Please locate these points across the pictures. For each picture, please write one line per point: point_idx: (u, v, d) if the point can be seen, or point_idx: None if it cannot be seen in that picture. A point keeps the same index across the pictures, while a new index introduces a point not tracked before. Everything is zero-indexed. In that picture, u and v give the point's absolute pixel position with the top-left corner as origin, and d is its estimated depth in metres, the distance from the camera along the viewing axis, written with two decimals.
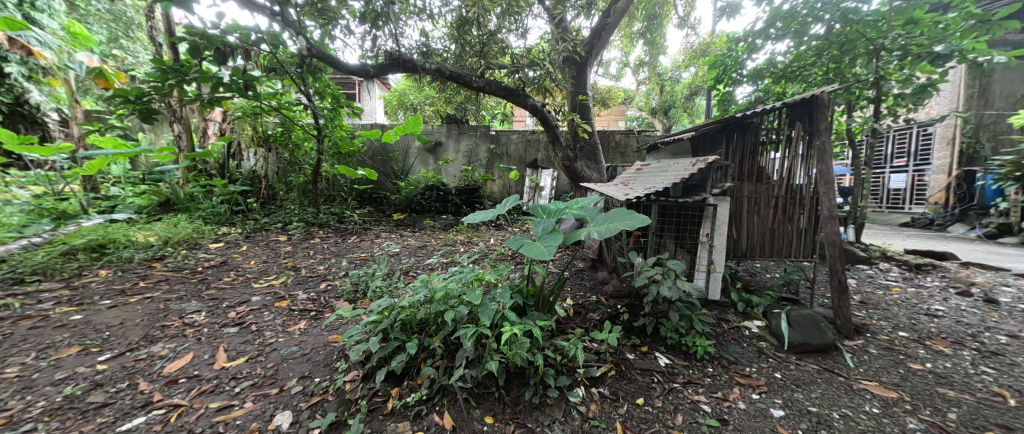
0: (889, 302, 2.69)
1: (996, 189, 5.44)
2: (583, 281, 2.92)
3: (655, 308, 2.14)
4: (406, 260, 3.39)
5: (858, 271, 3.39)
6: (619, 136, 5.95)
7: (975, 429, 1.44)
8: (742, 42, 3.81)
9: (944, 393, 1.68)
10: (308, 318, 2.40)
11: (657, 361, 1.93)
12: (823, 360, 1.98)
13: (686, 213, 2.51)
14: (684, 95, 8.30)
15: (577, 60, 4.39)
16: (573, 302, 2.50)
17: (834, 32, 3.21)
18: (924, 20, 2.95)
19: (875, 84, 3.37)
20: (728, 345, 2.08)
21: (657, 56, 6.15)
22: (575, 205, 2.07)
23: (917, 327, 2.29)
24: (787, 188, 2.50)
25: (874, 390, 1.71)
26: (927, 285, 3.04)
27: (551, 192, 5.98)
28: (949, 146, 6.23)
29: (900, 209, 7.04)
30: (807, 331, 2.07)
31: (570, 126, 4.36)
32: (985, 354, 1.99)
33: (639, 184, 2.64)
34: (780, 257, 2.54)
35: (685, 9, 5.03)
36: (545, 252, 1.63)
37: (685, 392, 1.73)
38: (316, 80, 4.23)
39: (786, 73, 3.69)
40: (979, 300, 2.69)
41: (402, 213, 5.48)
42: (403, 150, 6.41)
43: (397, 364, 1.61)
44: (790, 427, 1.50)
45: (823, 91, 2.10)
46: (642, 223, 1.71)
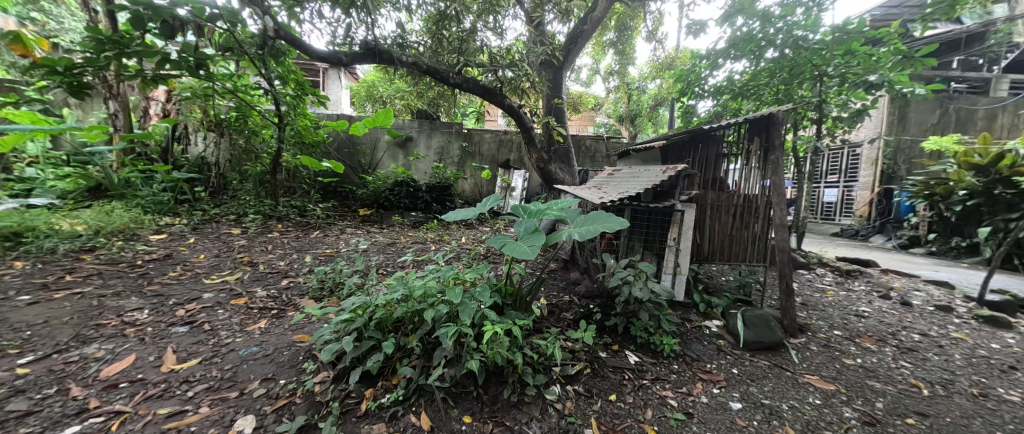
0: (825, 304, 3.00)
1: (909, 205, 6.24)
2: (556, 281, 2.98)
3: (626, 308, 2.23)
4: (376, 258, 3.27)
5: (799, 275, 3.74)
6: (589, 141, 6.11)
7: (898, 417, 1.64)
8: (705, 59, 4.09)
9: (872, 385, 1.89)
10: (269, 317, 2.24)
11: (628, 359, 2.02)
12: (772, 356, 2.16)
13: (656, 218, 2.65)
14: (649, 106, 8.71)
15: (554, 64, 4.47)
16: (547, 301, 2.55)
17: (786, 56, 3.52)
18: (860, 51, 3.27)
19: (818, 106, 3.72)
20: (692, 343, 2.21)
21: (626, 66, 6.38)
22: (555, 206, 2.10)
23: (848, 327, 2.57)
24: (744, 198, 2.71)
25: (816, 383, 1.90)
26: (855, 289, 3.42)
27: (523, 193, 6.01)
28: (873, 166, 6.99)
29: (832, 220, 7.87)
30: (759, 330, 2.25)
31: (545, 128, 4.43)
32: (903, 350, 2.27)
33: (613, 189, 2.74)
34: (737, 261, 2.73)
35: (654, 24, 5.26)
36: (528, 252, 1.66)
37: (654, 388, 1.82)
38: (279, 64, 3.93)
39: (743, 90, 4.02)
40: (897, 303, 3.06)
41: (369, 209, 5.29)
42: (371, 143, 6.18)
43: (372, 364, 1.57)
44: (747, 419, 1.63)
45: (778, 109, 2.28)
46: (620, 225, 1.77)
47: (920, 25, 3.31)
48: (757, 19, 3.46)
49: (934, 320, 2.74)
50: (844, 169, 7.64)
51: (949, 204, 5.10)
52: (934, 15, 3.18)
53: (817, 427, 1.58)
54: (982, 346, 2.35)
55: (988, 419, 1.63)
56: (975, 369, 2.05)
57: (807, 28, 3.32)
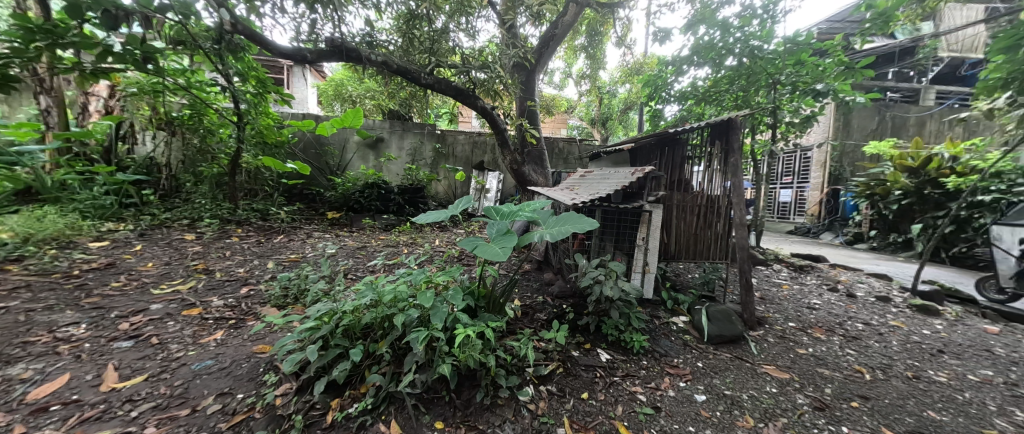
0: (781, 297, 3.19)
1: (853, 205, 6.78)
2: (530, 282, 2.99)
3: (597, 307, 2.28)
4: (344, 262, 3.16)
5: (758, 271, 3.96)
6: (563, 143, 6.20)
7: (843, 401, 1.77)
8: (670, 66, 4.29)
9: (822, 372, 2.03)
10: (227, 327, 2.11)
11: (599, 358, 2.07)
12: (733, 348, 2.28)
13: (626, 218, 2.72)
14: (620, 109, 8.97)
15: (526, 67, 4.50)
16: (521, 302, 2.56)
17: (743, 64, 3.74)
18: (808, 62, 3.54)
19: (772, 112, 3.95)
20: (660, 339, 2.29)
21: (597, 70, 6.53)
22: (527, 207, 2.11)
23: (801, 318, 2.75)
24: (708, 198, 2.84)
25: (773, 373, 2.01)
26: (807, 282, 3.67)
27: (497, 194, 5.99)
28: (822, 169, 7.53)
29: (788, 219, 8.42)
30: (722, 324, 2.36)
31: (518, 130, 4.44)
32: (849, 338, 2.45)
33: (584, 191, 2.80)
34: (702, 258, 2.86)
35: (623, 30, 5.43)
36: (500, 253, 1.67)
37: (625, 384, 1.87)
38: (238, 60, 3.71)
39: (705, 96, 4.23)
40: (843, 295, 3.31)
41: (338, 212, 5.10)
42: (340, 144, 5.96)
43: (339, 373, 1.52)
44: (710, 410, 1.71)
45: (737, 115, 2.41)
46: (590, 226, 1.81)
47: (858, 39, 3.63)
48: (717, 29, 3.68)
49: (875, 309, 2.99)
50: (798, 171, 8.19)
51: (886, 203, 5.58)
52: (870, 30, 3.49)
53: (774, 414, 1.68)
54: (915, 332, 2.58)
55: (920, 399, 1.79)
56: (909, 354, 2.25)
57: (762, 39, 3.57)
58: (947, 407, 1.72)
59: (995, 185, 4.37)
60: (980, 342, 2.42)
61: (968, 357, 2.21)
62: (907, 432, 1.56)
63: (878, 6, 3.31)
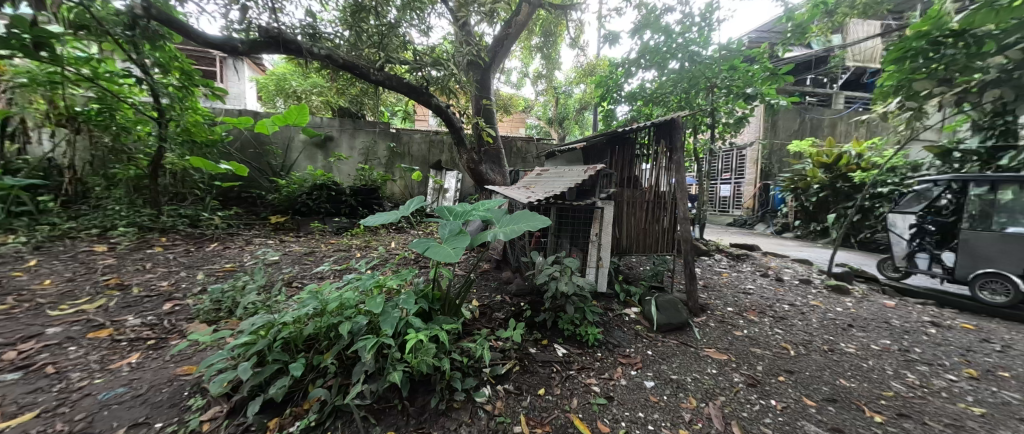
0: (721, 284, 3.45)
1: (781, 198, 7.51)
2: (488, 281, 2.97)
3: (554, 303, 2.32)
4: (288, 269, 2.94)
5: (701, 260, 4.25)
6: (520, 142, 6.24)
7: (772, 376, 1.96)
8: (620, 67, 4.50)
9: (755, 351, 2.22)
10: (144, 349, 1.88)
11: (555, 353, 2.11)
12: (679, 335, 2.43)
13: (581, 215, 2.79)
14: (576, 109, 9.21)
15: (480, 65, 4.47)
16: (478, 303, 2.53)
17: (685, 68, 4.00)
18: (740, 68, 3.86)
19: (710, 114, 4.26)
20: (613, 331, 2.38)
21: (552, 70, 6.66)
22: (481, 207, 2.09)
23: (738, 303, 2.99)
24: (655, 194, 2.98)
25: (713, 355, 2.17)
26: (744, 270, 4.00)
27: (456, 194, 5.89)
28: (755, 166, 8.24)
29: (728, 212, 9.15)
30: (669, 313, 2.50)
31: (474, 129, 4.39)
32: (777, 319, 2.71)
33: (539, 189, 2.83)
34: (650, 252, 3.01)
35: (576, 32, 5.58)
36: (452, 254, 1.64)
37: (580, 377, 1.93)
38: (156, 49, 3.31)
39: (652, 98, 4.46)
40: (773, 279, 3.65)
41: (283, 216, 4.74)
42: (284, 143, 5.54)
43: (277, 391, 1.40)
44: (659, 395, 1.81)
45: (678, 115, 2.55)
46: (542, 224, 1.84)
47: (779, 48, 4.03)
48: (661, 35, 3.93)
49: (799, 291, 3.33)
50: (735, 168, 8.93)
51: (808, 196, 6.25)
52: (790, 40, 3.87)
53: (714, 394, 1.81)
54: (830, 310, 2.90)
55: (834, 369, 2.02)
56: (825, 329, 2.54)
57: (700, 45, 3.87)
58: (855, 374, 1.96)
59: (890, 178, 5.06)
60: (879, 315, 2.79)
61: (871, 329, 2.53)
62: (823, 400, 1.76)
63: (796, 18, 3.72)
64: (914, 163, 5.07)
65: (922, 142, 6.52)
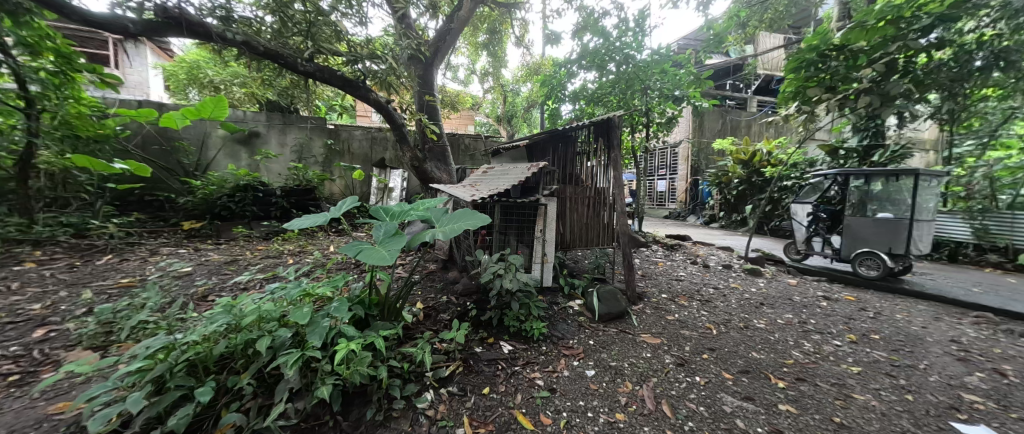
0: (657, 273, 3.71)
1: (708, 191, 8.27)
2: (434, 282, 2.90)
3: (499, 300, 2.32)
4: (203, 281, 2.61)
5: (640, 251, 4.53)
6: (468, 139, 6.17)
7: (697, 355, 2.14)
8: (563, 68, 4.67)
9: (684, 333, 2.41)
10: (5, 387, 1.55)
11: (501, 350, 2.11)
12: (619, 323, 2.56)
13: (526, 212, 2.82)
14: (523, 107, 9.32)
15: (422, 60, 4.34)
16: (422, 305, 2.46)
17: (623, 70, 4.23)
18: (669, 72, 4.18)
19: (645, 114, 4.54)
20: (558, 324, 2.45)
21: (499, 68, 6.68)
22: (420, 206, 2.04)
23: (671, 289, 3.23)
24: (596, 191, 3.11)
25: (648, 340, 2.32)
26: (677, 258, 4.34)
27: (402, 193, 5.67)
28: (686, 162, 8.98)
29: (664, 205, 9.86)
30: (610, 303, 2.63)
31: (418, 125, 4.23)
32: (703, 301, 2.97)
33: (484, 187, 2.82)
34: (592, 245, 3.14)
35: (521, 31, 5.64)
36: (387, 257, 1.57)
37: (524, 372, 1.95)
38: (19, 26, 2.74)
39: (593, 97, 4.64)
40: (701, 266, 4.00)
41: (200, 221, 4.21)
42: (198, 139, 4.91)
43: (179, 421, 1.24)
44: (599, 383, 1.89)
45: (614, 115, 2.67)
46: (482, 222, 1.83)
47: (701, 55, 4.42)
48: (601, 38, 4.14)
49: (722, 276, 3.69)
50: (669, 165, 9.65)
51: (729, 189, 6.95)
52: (709, 48, 4.26)
53: (648, 376, 1.94)
54: (746, 290, 3.26)
55: (748, 343, 2.26)
56: (742, 308, 2.84)
57: (636, 48, 4.13)
58: (763, 347, 2.21)
59: (793, 173, 5.80)
60: (784, 293, 3.18)
61: (778, 306, 2.88)
62: (738, 372, 1.96)
63: (715, 28, 4.11)
64: (810, 159, 5.85)
65: (817, 141, 7.56)
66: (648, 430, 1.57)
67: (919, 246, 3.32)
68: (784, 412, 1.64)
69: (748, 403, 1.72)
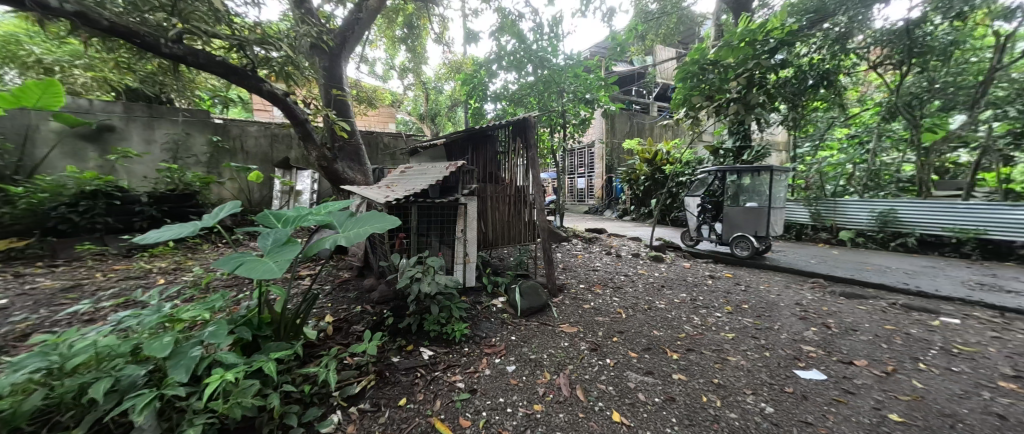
0: (576, 265, 3.94)
1: (621, 188, 9.07)
2: (347, 293, 2.68)
3: (418, 305, 2.24)
4: (26, 316, 2.04)
5: (562, 246, 4.78)
6: (387, 138, 5.84)
7: (609, 338, 2.32)
8: (484, 68, 4.70)
9: (598, 320, 2.59)
10: None
11: (420, 357, 2.02)
12: (541, 316, 2.65)
13: (446, 212, 2.75)
14: (447, 106, 9.16)
15: (326, 50, 3.97)
16: (332, 318, 2.26)
17: (540, 74, 4.42)
18: (581, 77, 4.47)
19: (562, 115, 4.79)
20: (481, 323, 2.44)
21: (419, 64, 6.45)
22: (320, 211, 1.85)
23: (588, 279, 3.46)
24: (516, 189, 3.18)
25: (566, 329, 2.44)
26: (594, 250, 4.67)
27: (312, 196, 5.14)
28: (602, 161, 9.72)
29: (585, 202, 10.55)
30: (531, 297, 2.70)
31: (325, 122, 3.86)
32: (615, 289, 3.23)
33: (400, 187, 2.69)
34: (514, 242, 3.20)
35: (440, 28, 5.52)
36: (273, 269, 1.38)
37: (445, 377, 1.90)
38: None
39: (514, 98, 4.74)
40: (614, 256, 4.37)
41: (25, 239, 3.28)
42: (19, 134, 3.82)
43: None
44: (519, 377, 1.92)
45: (530, 115, 2.74)
46: (390, 225, 1.73)
47: (607, 62, 4.81)
48: (518, 41, 4.27)
49: (631, 264, 4.07)
50: (587, 164, 10.35)
51: (638, 185, 7.73)
52: (614, 56, 4.67)
53: (564, 365, 2.03)
54: (650, 276, 3.65)
55: (650, 323, 2.52)
56: (647, 292, 3.16)
57: (551, 53, 4.34)
58: (662, 325, 2.49)
59: (686, 170, 6.67)
60: (680, 275, 3.63)
61: (675, 287, 3.28)
62: (642, 350, 2.17)
63: (617, 39, 4.52)
64: (699, 158, 6.79)
65: (704, 142, 8.83)
66: (563, 416, 1.63)
67: (775, 228, 4.06)
68: (677, 381, 1.86)
69: (648, 377, 1.90)
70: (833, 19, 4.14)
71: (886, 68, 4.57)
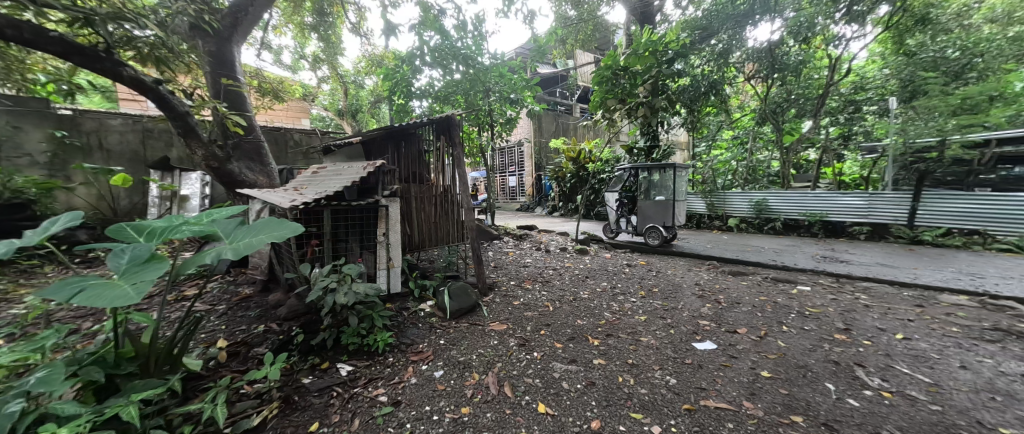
0: (507, 262, 3.99)
1: (549, 185, 9.43)
2: (248, 312, 2.35)
3: (334, 318, 2.05)
4: None
5: (493, 244, 4.81)
6: (299, 135, 5.27)
7: (537, 332, 2.38)
8: (406, 63, 4.45)
9: (527, 315, 2.65)
10: None
11: (336, 375, 1.85)
12: (471, 316, 2.61)
13: (365, 215, 2.56)
14: (370, 101, 8.60)
15: (212, 31, 3.42)
16: (228, 342, 1.97)
17: (466, 73, 4.32)
18: (506, 77, 4.53)
19: (489, 115, 4.81)
20: (407, 330, 2.33)
21: (334, 55, 5.92)
22: (201, 220, 1.58)
23: (518, 276, 3.52)
24: (442, 189, 3.11)
25: (495, 327, 2.45)
26: (524, 246, 4.78)
27: (204, 202, 4.42)
28: (531, 160, 10.01)
29: (517, 199, 10.78)
30: (461, 298, 2.66)
31: (214, 116, 3.32)
32: (543, 283, 3.35)
33: (311, 190, 2.43)
34: (442, 243, 3.12)
35: (356, 17, 5.12)
36: (129, 294, 1.13)
37: (366, 392, 1.76)
38: None
39: (440, 96, 4.60)
40: (544, 251, 4.52)
41: None
42: None
43: None
44: (446, 382, 1.87)
45: (454, 113, 2.68)
46: (291, 232, 1.54)
47: (531, 64, 4.95)
48: (441, 36, 4.11)
49: (559, 258, 4.26)
50: (518, 162, 10.58)
51: (565, 183, 8.14)
52: (537, 58, 4.83)
53: (493, 364, 2.03)
54: (576, 268, 3.85)
55: (575, 313, 2.66)
56: (572, 284, 3.33)
57: (476, 51, 4.28)
58: (585, 314, 2.64)
59: (607, 168, 7.20)
60: (602, 265, 3.90)
61: (597, 277, 3.51)
62: (567, 340, 2.27)
63: (539, 41, 4.67)
64: (617, 157, 7.37)
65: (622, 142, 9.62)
66: (490, 415, 1.61)
67: (679, 218, 4.59)
68: (597, 365, 1.98)
69: (572, 365, 2.00)
70: (718, 37, 4.79)
71: (757, 80, 5.45)
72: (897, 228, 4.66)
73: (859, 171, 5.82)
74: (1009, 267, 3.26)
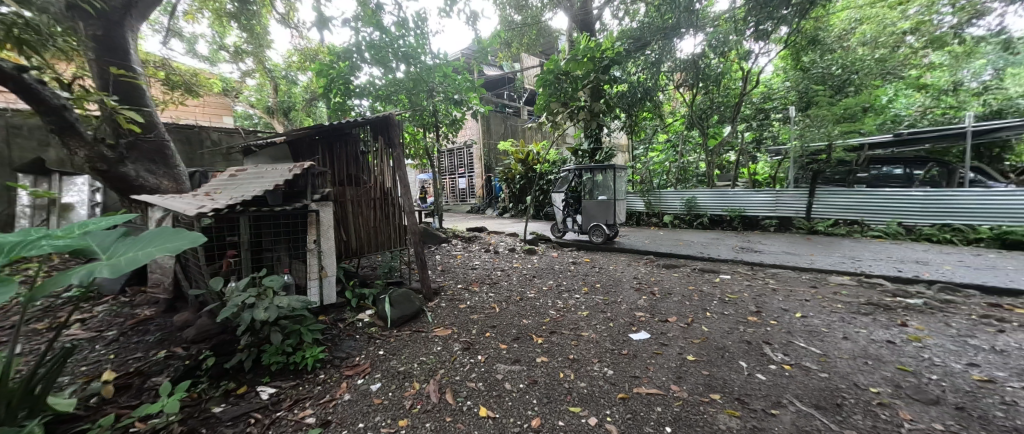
0: (455, 265, 3.91)
1: (499, 186, 9.44)
2: (147, 336, 2.05)
3: (254, 337, 1.85)
4: None
5: (440, 247, 4.70)
6: (218, 134, 4.74)
7: (482, 335, 2.36)
8: (343, 59, 4.19)
9: (472, 318, 2.62)
10: None
11: (256, 399, 1.67)
12: (413, 324, 2.51)
13: (292, 222, 2.35)
14: (305, 99, 8.01)
15: (96, 12, 2.93)
16: (118, 375, 1.69)
17: (408, 72, 4.17)
18: (450, 77, 4.45)
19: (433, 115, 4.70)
20: (342, 344, 2.18)
21: (260, 47, 5.41)
22: (73, 234, 1.33)
23: (465, 279, 3.47)
24: (381, 192, 2.97)
25: (439, 333, 2.38)
26: (473, 249, 4.74)
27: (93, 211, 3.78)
28: (481, 161, 9.97)
29: (468, 202, 10.66)
30: (402, 305, 2.54)
31: (102, 111, 2.86)
32: (491, 285, 3.33)
33: (224, 195, 2.18)
34: (383, 248, 2.99)
35: (285, 7, 4.71)
36: None
37: (290, 415, 1.60)
38: None
39: (381, 95, 4.41)
40: (492, 253, 4.51)
41: None
42: None
43: None
44: (384, 395, 1.76)
45: (392, 114, 2.55)
46: (189, 239, 1.34)
47: (476, 65, 4.93)
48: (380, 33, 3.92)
49: (507, 258, 4.28)
50: (468, 164, 10.48)
51: (514, 184, 8.23)
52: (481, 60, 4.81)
53: (436, 371, 1.96)
54: (524, 268, 3.89)
55: (520, 313, 2.68)
56: (519, 284, 3.36)
57: (418, 51, 4.15)
58: (531, 313, 2.67)
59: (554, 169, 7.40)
60: (549, 264, 3.99)
61: (543, 276, 3.58)
62: (511, 341, 2.28)
63: (483, 43, 4.68)
64: (563, 158, 7.62)
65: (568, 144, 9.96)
66: (430, 425, 1.55)
67: (620, 216, 4.85)
68: (540, 363, 2.00)
69: (516, 365, 2.00)
70: (650, 47, 5.13)
71: (685, 88, 5.96)
72: (799, 220, 5.35)
73: (770, 171, 6.60)
74: (880, 250, 3.89)
